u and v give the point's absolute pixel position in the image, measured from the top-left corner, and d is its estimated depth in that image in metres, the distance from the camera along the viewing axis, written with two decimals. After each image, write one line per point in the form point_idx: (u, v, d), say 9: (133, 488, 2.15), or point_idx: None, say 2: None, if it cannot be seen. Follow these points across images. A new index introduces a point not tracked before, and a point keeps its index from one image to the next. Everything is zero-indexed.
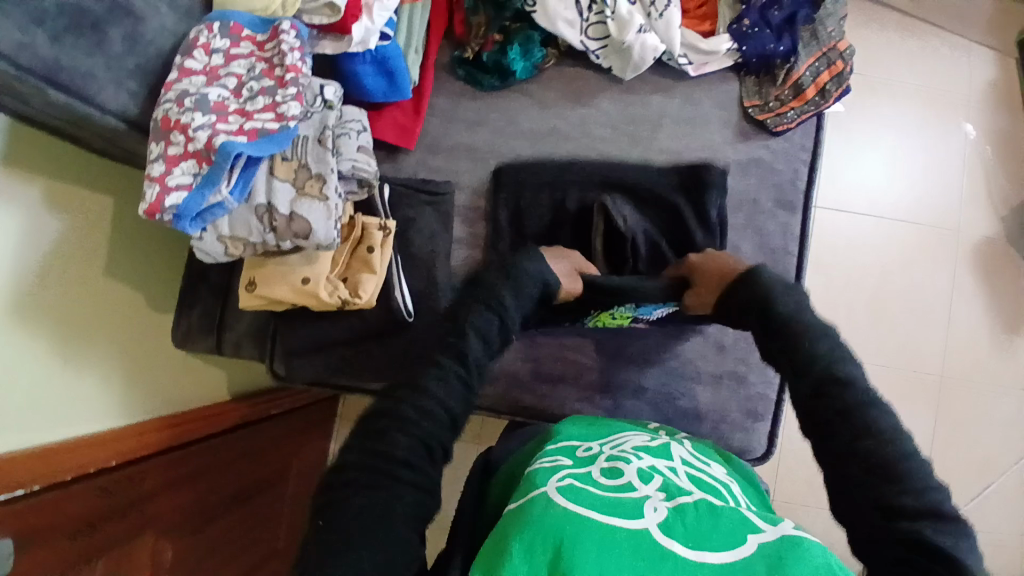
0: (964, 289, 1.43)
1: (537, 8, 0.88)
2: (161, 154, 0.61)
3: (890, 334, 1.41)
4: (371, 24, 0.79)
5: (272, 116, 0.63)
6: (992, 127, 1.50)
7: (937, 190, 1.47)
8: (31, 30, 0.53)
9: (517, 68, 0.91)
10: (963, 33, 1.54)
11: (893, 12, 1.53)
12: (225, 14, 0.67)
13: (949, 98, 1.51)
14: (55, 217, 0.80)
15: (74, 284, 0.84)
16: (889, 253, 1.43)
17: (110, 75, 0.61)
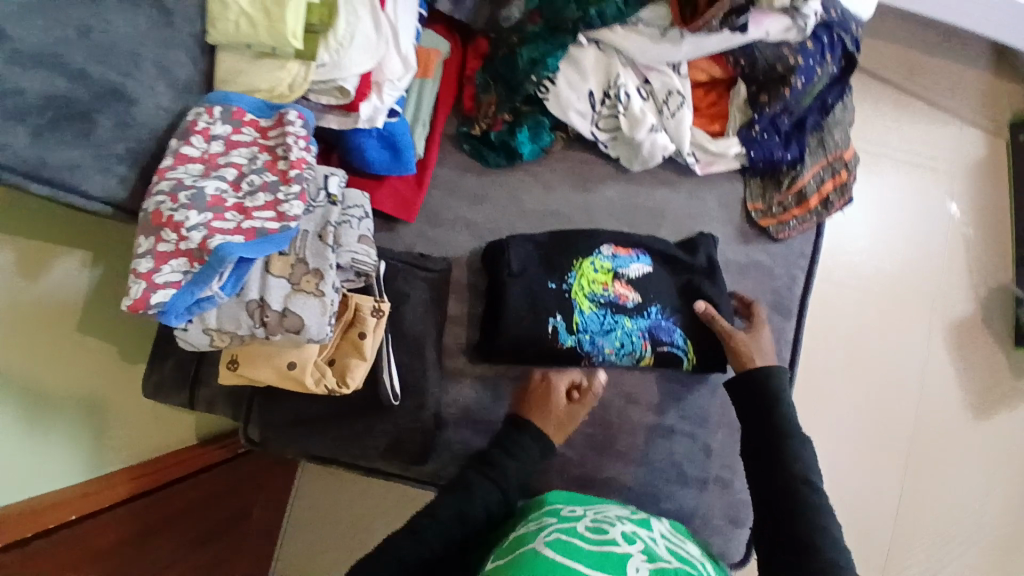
0: (937, 366, 1.45)
1: (550, 95, 0.86)
2: (150, 249, 0.58)
3: (864, 406, 1.41)
4: (379, 103, 0.77)
5: (272, 215, 0.61)
6: (976, 207, 1.53)
7: (920, 266, 1.49)
8: (11, 127, 0.50)
9: (524, 150, 0.90)
10: (954, 111, 1.57)
11: (890, 87, 1.56)
12: (228, 97, 0.64)
13: (936, 175, 1.54)
14: (26, 279, 0.75)
15: (39, 346, 0.78)
16: (869, 325, 1.45)
17: (97, 162, 0.57)
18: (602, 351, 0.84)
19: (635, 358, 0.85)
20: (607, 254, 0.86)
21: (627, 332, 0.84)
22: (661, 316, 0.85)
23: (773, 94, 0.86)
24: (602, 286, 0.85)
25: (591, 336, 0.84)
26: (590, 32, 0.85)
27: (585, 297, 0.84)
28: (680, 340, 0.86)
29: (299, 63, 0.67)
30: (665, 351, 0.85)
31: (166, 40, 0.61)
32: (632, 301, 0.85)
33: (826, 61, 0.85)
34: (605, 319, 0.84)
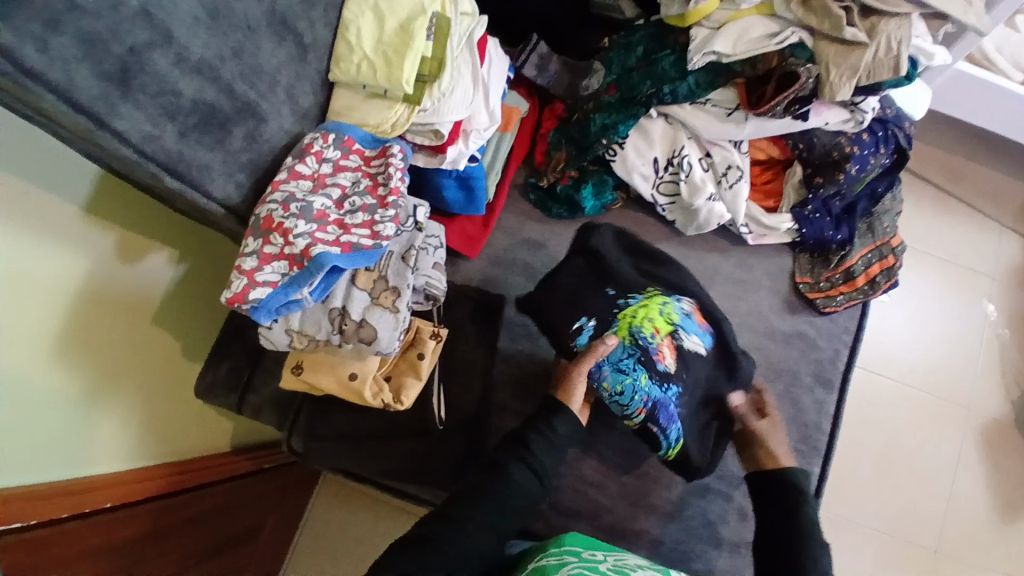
0: (970, 466, 1.42)
1: (618, 158, 0.93)
2: (256, 250, 0.64)
3: (891, 499, 1.39)
4: (464, 149, 0.85)
5: (367, 233, 0.67)
6: (1014, 310, 1.54)
7: (955, 362, 1.49)
8: (162, 122, 0.54)
9: (587, 206, 0.96)
10: (992, 215, 1.61)
11: (931, 186, 1.61)
12: (341, 127, 0.72)
13: (974, 275, 1.56)
14: (121, 265, 0.80)
15: (113, 329, 0.80)
16: (900, 416, 1.44)
17: (224, 167, 0.63)
18: (601, 381, 0.75)
19: (624, 411, 0.75)
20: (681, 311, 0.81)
21: (635, 388, 0.74)
22: (673, 400, 0.76)
23: (828, 176, 0.90)
24: (652, 330, 0.78)
25: (609, 366, 0.75)
26: (661, 106, 0.91)
27: (629, 328, 0.77)
28: (676, 433, 0.76)
29: (405, 107, 0.75)
30: (652, 433, 0.75)
31: (297, 72, 0.69)
32: (663, 365, 0.76)
33: (880, 153, 0.90)
34: (628, 360, 0.75)
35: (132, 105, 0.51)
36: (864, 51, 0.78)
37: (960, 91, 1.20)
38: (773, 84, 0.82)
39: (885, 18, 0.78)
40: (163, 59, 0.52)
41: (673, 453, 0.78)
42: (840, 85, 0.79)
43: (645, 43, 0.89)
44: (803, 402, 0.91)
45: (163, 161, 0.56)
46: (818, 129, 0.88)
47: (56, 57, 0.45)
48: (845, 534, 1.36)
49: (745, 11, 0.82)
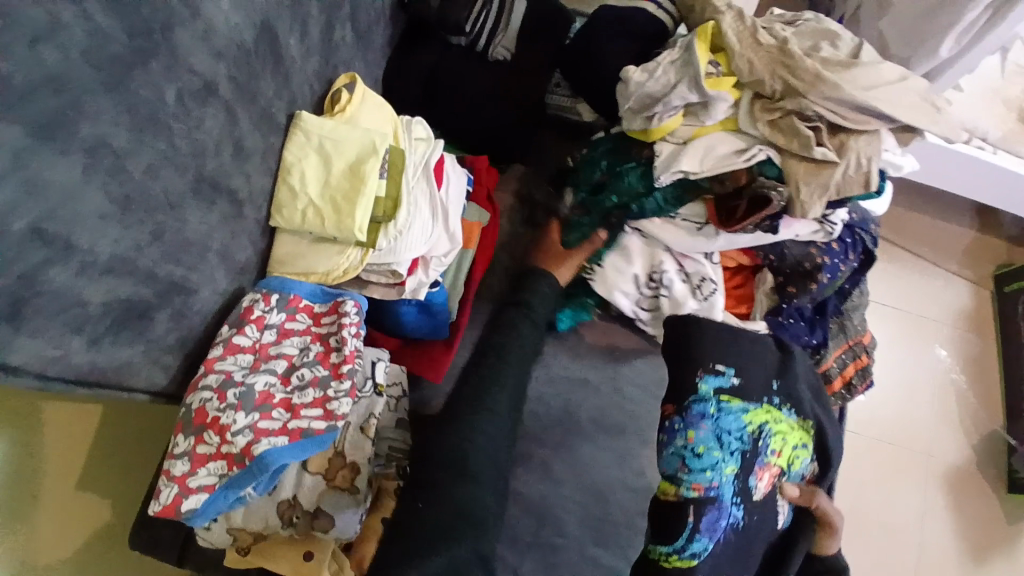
0: (935, 511, 1.41)
1: (596, 278, 0.89)
2: (188, 450, 0.55)
3: (862, 554, 1.36)
4: (424, 277, 0.78)
5: (319, 412, 0.59)
6: (965, 353, 1.56)
7: (911, 410, 1.49)
8: (67, 338, 0.45)
9: (561, 324, 0.92)
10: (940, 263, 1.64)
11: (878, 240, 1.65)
12: (285, 283, 0.64)
13: (923, 320, 1.58)
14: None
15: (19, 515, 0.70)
16: (863, 468, 1.43)
17: (147, 357, 0.55)
18: (693, 430, 0.71)
19: (683, 472, 0.70)
20: (801, 469, 0.75)
21: (714, 465, 0.70)
22: (728, 517, 0.69)
23: (800, 286, 0.87)
24: (774, 449, 0.72)
25: (710, 424, 0.71)
26: (635, 222, 0.88)
27: (757, 423, 0.72)
28: (700, 543, 0.67)
29: (358, 249, 0.69)
30: (691, 508, 0.68)
31: (231, 230, 0.61)
32: (757, 485, 0.71)
33: (850, 258, 0.88)
34: (733, 444, 0.71)
35: (26, 333, 0.43)
36: (834, 170, 0.76)
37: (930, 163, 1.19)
38: (745, 204, 0.79)
39: (854, 134, 0.76)
40: (64, 273, 0.43)
41: (677, 560, 0.67)
42: (811, 203, 0.76)
43: (608, 155, 0.86)
44: None
45: (71, 374, 0.48)
46: (789, 241, 0.86)
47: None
48: None
49: (710, 126, 0.79)
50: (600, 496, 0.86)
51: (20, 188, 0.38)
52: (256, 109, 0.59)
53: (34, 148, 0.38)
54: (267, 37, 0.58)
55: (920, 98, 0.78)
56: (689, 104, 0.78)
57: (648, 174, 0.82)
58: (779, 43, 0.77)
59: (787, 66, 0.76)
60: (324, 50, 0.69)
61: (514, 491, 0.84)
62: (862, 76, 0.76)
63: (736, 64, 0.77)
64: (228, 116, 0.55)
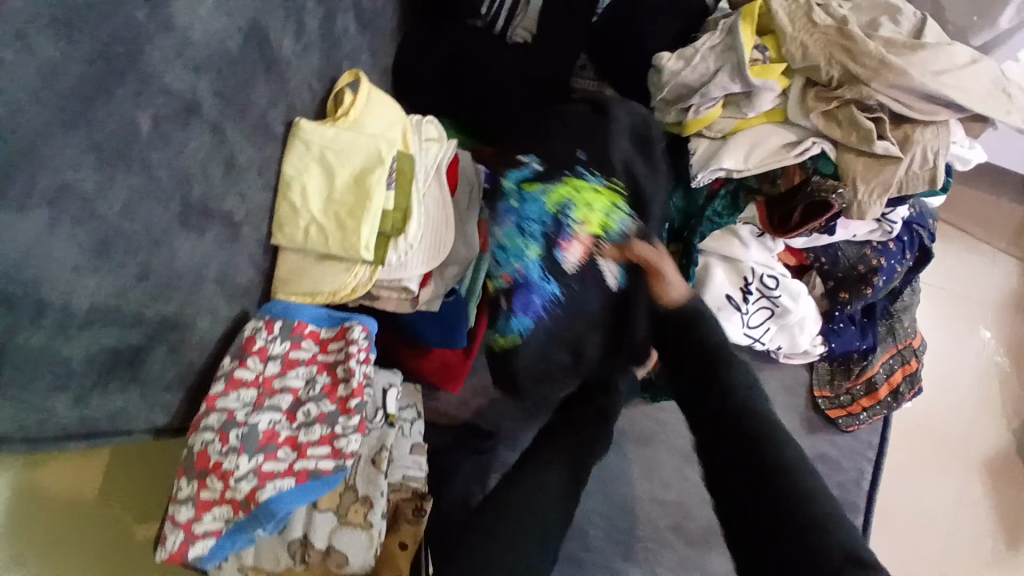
0: (971, 498, 1.29)
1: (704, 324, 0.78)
2: (192, 495, 0.52)
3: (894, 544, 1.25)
4: (439, 288, 0.73)
5: (327, 450, 0.55)
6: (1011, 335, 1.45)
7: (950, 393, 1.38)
8: (48, 396, 0.42)
9: None
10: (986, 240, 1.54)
11: None
12: (288, 308, 0.60)
13: (967, 300, 1.47)
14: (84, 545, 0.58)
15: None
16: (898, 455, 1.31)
17: (144, 399, 0.51)
18: (496, 226, 0.66)
19: (494, 267, 0.66)
20: (618, 231, 0.67)
21: (518, 253, 0.65)
22: (541, 294, 0.64)
23: (853, 292, 0.80)
24: (579, 219, 0.65)
25: (514, 217, 0.66)
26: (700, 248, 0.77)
27: (558, 203, 0.65)
28: (518, 324, 0.64)
29: (367, 266, 0.64)
30: (508, 290, 0.64)
31: (228, 254, 0.56)
32: (570, 258, 0.64)
33: (906, 259, 0.81)
34: (537, 228, 0.65)
35: None
36: (898, 167, 0.68)
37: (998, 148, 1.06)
38: (797, 212, 0.71)
39: (920, 126, 0.68)
40: (36, 336, 0.40)
41: (502, 341, 0.65)
42: (869, 203, 0.69)
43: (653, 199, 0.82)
44: None
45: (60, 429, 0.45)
46: (843, 241, 0.79)
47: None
48: None
49: (755, 118, 0.71)
50: (625, 508, 0.84)
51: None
52: (248, 122, 0.54)
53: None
54: (257, 42, 0.51)
55: (996, 83, 0.69)
56: (730, 95, 0.70)
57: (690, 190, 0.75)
58: (837, 24, 0.68)
59: (846, 50, 0.66)
60: (326, 45, 0.62)
61: None
62: (931, 60, 0.67)
63: (787, 48, 0.68)
64: (216, 135, 0.50)
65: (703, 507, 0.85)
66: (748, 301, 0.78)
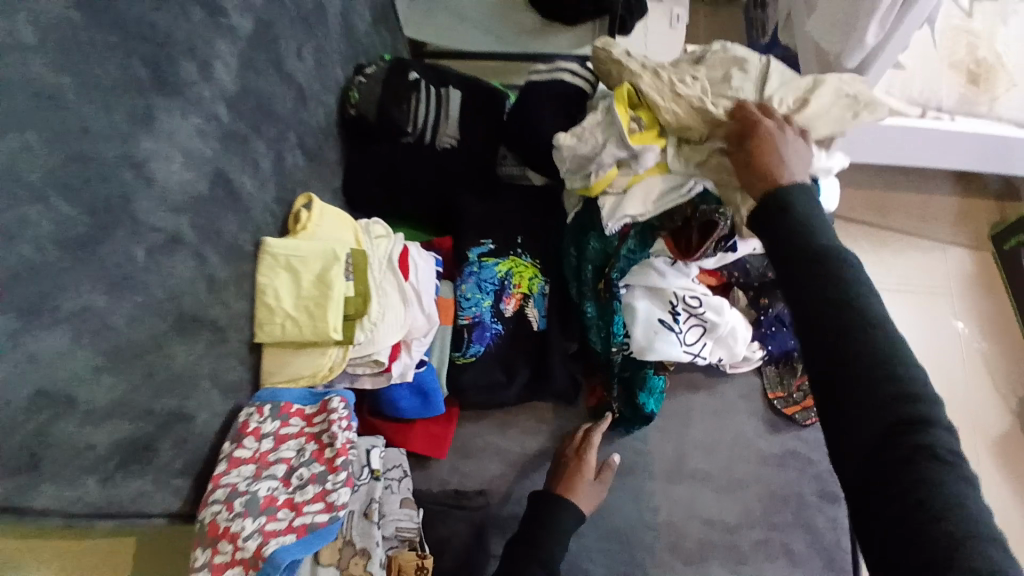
0: (988, 472, 1.49)
1: (645, 350, 0.87)
2: (206, 562, 0.59)
3: None
4: (409, 359, 0.84)
5: (321, 505, 0.63)
6: (978, 318, 1.65)
7: (946, 386, 1.56)
8: (78, 482, 0.51)
9: (649, 406, 0.90)
10: (935, 237, 1.72)
11: (862, 227, 1.73)
12: (276, 393, 0.70)
13: (932, 298, 1.66)
14: None
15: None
16: None
17: (157, 485, 0.60)
18: (461, 283, 0.94)
19: (459, 310, 0.94)
20: (539, 292, 0.95)
21: (476, 302, 0.93)
22: (490, 330, 0.93)
23: (772, 296, 0.92)
24: (515, 283, 0.94)
25: (474, 277, 0.94)
26: (625, 279, 0.88)
27: (504, 269, 0.95)
28: (474, 348, 0.92)
29: (337, 347, 0.75)
30: (469, 328, 0.93)
31: (217, 354, 0.67)
32: (507, 309, 0.94)
33: None
34: (490, 286, 0.94)
35: (43, 482, 0.49)
36: None
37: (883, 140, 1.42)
38: (695, 236, 0.84)
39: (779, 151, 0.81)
40: (72, 422, 0.50)
41: (463, 359, 0.93)
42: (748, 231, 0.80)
43: (573, 243, 0.93)
44: (817, 524, 0.88)
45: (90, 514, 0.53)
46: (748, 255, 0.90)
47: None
48: None
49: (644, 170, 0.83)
50: (623, 539, 0.87)
51: (17, 365, 0.45)
52: (223, 244, 0.67)
53: (24, 328, 0.45)
54: (223, 184, 0.67)
55: (835, 104, 0.85)
56: (620, 159, 0.83)
57: (604, 235, 0.87)
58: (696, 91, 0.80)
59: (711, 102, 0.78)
60: (279, 178, 0.78)
61: None
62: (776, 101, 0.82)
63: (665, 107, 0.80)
64: (197, 258, 0.63)
65: (696, 523, 0.88)
66: (679, 321, 0.88)
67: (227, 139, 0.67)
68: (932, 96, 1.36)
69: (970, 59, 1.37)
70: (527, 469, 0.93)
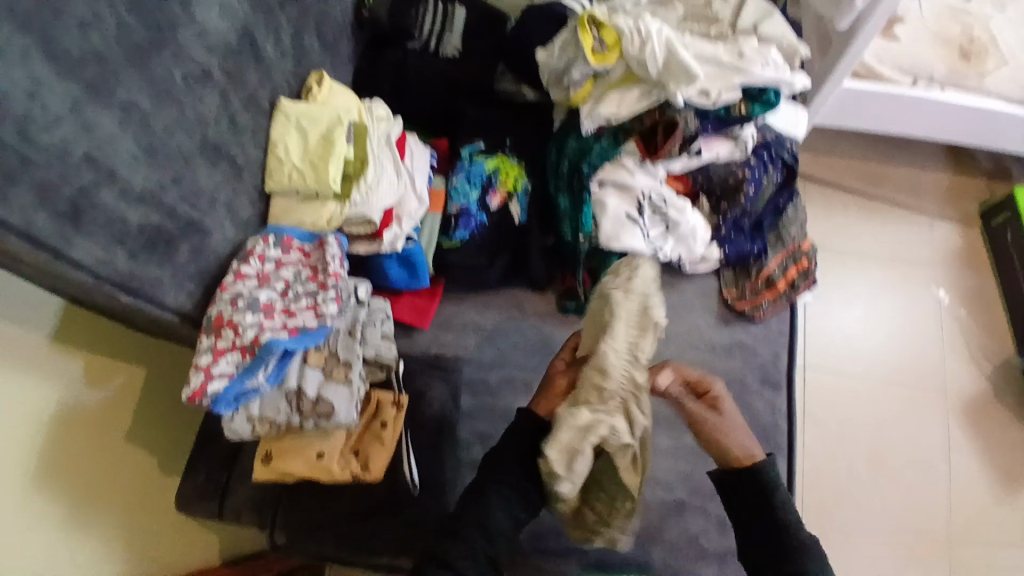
0: (957, 443, 1.57)
1: (612, 240, 0.94)
2: (210, 346, 0.69)
3: (891, 493, 1.53)
4: (399, 230, 0.93)
5: (313, 314, 0.75)
6: (962, 290, 1.71)
7: (919, 354, 1.64)
8: (113, 248, 0.62)
9: None
10: (925, 209, 1.79)
11: (856, 194, 1.80)
12: (280, 229, 0.80)
13: (918, 269, 1.73)
14: (115, 408, 0.91)
15: (107, 442, 0.90)
16: (882, 409, 1.59)
17: (173, 280, 0.70)
18: (454, 176, 1.03)
19: (449, 200, 1.02)
20: (523, 191, 1.02)
21: (464, 194, 1.01)
22: (476, 220, 1.01)
23: (731, 200, 0.99)
24: (501, 181, 1.02)
25: (464, 172, 1.02)
26: (599, 175, 0.95)
27: (491, 165, 1.02)
28: (459, 235, 1.00)
29: (336, 202, 0.83)
30: (456, 216, 1.01)
31: (233, 187, 0.77)
32: (493, 203, 1.01)
33: (770, 171, 0.99)
34: (477, 180, 1.02)
35: (83, 238, 0.59)
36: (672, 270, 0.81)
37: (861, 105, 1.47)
38: (660, 134, 0.93)
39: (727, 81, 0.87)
40: (110, 195, 0.61)
41: (448, 244, 1.01)
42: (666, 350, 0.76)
43: (556, 146, 1.00)
44: (756, 406, 0.96)
45: (117, 281, 0.63)
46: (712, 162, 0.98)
47: (20, 206, 0.54)
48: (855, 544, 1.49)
49: (615, 80, 0.90)
50: None
51: (76, 127, 0.57)
52: (246, 94, 0.78)
53: (85, 97, 0.58)
54: (249, 41, 0.77)
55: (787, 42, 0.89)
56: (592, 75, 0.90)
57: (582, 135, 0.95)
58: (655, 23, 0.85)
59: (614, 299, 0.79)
60: (298, 54, 0.88)
61: (504, 408, 0.99)
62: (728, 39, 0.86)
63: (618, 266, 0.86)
64: (222, 98, 0.74)
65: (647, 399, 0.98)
66: (644, 217, 0.96)
67: (257, 6, 0.78)
68: (923, 68, 1.41)
69: (962, 37, 1.41)
70: (501, 345, 1.04)
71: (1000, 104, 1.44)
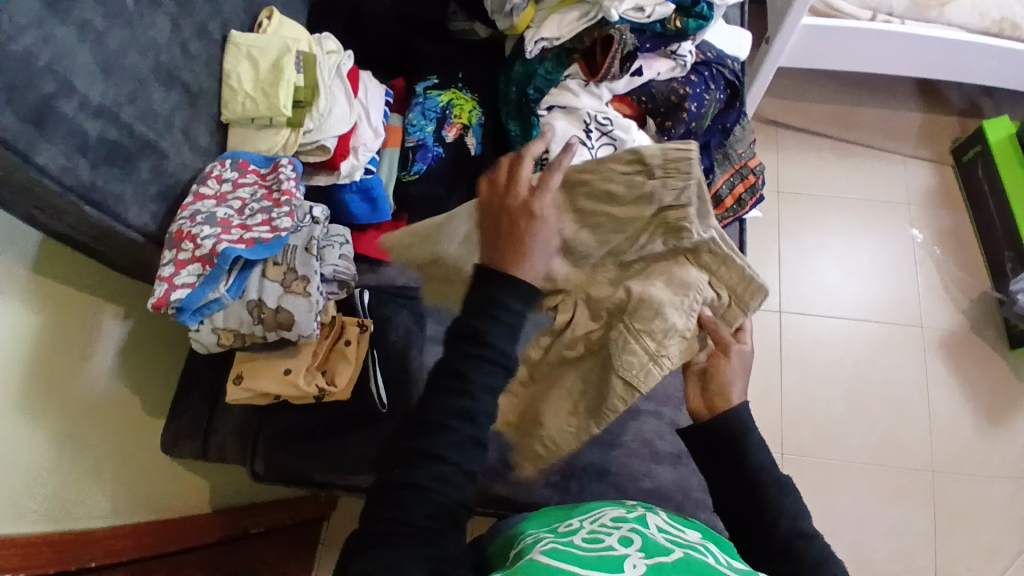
0: (936, 376, 1.58)
1: (561, 161, 0.96)
2: (172, 259, 0.75)
3: (871, 426, 1.54)
4: (356, 161, 0.98)
5: (267, 228, 0.78)
6: (937, 226, 1.73)
7: (895, 289, 1.66)
8: (74, 157, 0.66)
9: None
10: (896, 149, 1.82)
11: (826, 139, 1.83)
12: (236, 153, 0.85)
13: (890, 209, 1.75)
14: (99, 343, 0.94)
15: (91, 377, 0.93)
16: (861, 348, 1.60)
17: (135, 197, 0.74)
18: (410, 112, 1.07)
19: (406, 136, 1.06)
20: (478, 122, 1.06)
21: (420, 128, 1.05)
22: (432, 151, 1.04)
23: (675, 119, 1.01)
24: (456, 114, 1.05)
25: (419, 108, 1.06)
26: (546, 101, 1.00)
27: (446, 99, 1.07)
28: (416, 167, 1.04)
29: (289, 130, 0.89)
30: (412, 149, 1.04)
31: (190, 114, 0.81)
32: (449, 133, 1.05)
33: (711, 89, 1.03)
34: (433, 114, 1.06)
35: (45, 144, 0.63)
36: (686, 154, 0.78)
37: (825, 42, 1.49)
38: (598, 52, 0.96)
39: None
40: (68, 105, 0.64)
41: (407, 178, 1.04)
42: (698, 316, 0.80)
43: (503, 75, 1.05)
44: None
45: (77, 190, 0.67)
46: (654, 81, 1.02)
47: None
48: (837, 477, 1.50)
49: (554, 4, 0.97)
50: None
51: (38, 39, 0.61)
52: (197, 24, 0.81)
53: (47, 13, 0.61)
54: None
55: None
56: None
57: (527, 60, 0.99)
58: None
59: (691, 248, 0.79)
60: None
61: None
62: None
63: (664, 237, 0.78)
64: (173, 25, 0.77)
65: None
66: (591, 138, 0.98)
67: None
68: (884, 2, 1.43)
69: None
70: None
71: (962, 35, 1.46)
